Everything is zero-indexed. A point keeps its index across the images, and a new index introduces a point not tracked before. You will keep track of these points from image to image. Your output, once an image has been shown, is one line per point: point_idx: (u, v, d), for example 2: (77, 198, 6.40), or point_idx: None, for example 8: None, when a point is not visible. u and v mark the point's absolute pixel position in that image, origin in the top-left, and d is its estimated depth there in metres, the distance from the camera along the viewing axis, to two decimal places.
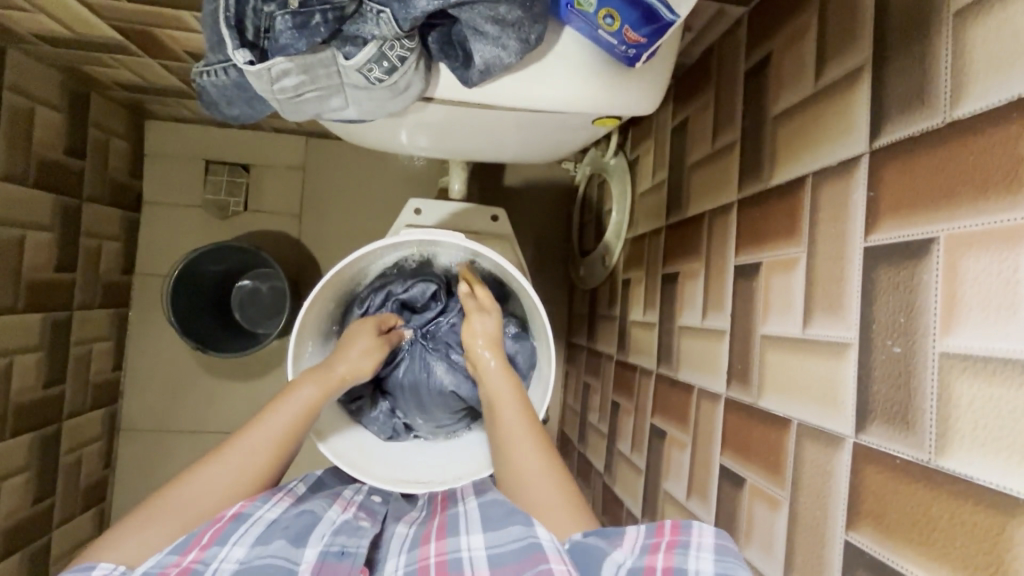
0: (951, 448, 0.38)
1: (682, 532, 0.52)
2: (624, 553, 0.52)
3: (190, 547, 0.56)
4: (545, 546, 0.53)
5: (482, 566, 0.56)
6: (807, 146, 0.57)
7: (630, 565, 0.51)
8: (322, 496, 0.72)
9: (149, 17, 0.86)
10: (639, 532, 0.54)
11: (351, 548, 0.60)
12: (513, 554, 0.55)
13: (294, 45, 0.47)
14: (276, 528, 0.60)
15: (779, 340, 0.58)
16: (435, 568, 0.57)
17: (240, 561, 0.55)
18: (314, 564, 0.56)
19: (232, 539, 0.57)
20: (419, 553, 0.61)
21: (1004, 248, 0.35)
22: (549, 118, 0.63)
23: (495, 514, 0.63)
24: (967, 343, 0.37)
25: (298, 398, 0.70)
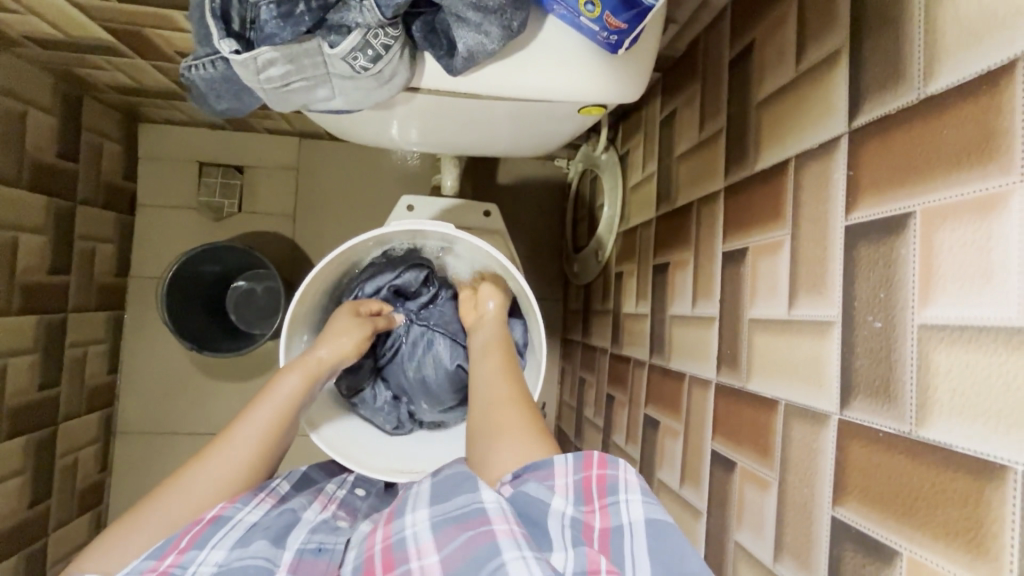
0: (930, 418, 0.38)
1: (609, 467, 0.52)
2: (563, 503, 0.50)
3: (168, 553, 0.54)
4: (486, 509, 0.50)
5: (426, 541, 0.50)
6: (790, 130, 0.58)
7: (572, 516, 0.49)
8: (304, 495, 0.71)
9: (139, 17, 0.86)
10: (568, 466, 0.53)
11: (329, 546, 0.59)
12: (455, 522, 0.50)
13: (279, 34, 0.48)
14: (256, 529, 0.59)
15: (766, 323, 0.59)
16: (380, 555, 0.52)
17: (218, 564, 0.54)
18: (292, 563, 0.55)
19: (211, 542, 0.56)
20: (368, 540, 0.56)
21: (977, 218, 0.36)
22: (535, 108, 0.63)
23: (444, 487, 0.57)
24: (944, 314, 0.38)
25: (284, 391, 0.72)
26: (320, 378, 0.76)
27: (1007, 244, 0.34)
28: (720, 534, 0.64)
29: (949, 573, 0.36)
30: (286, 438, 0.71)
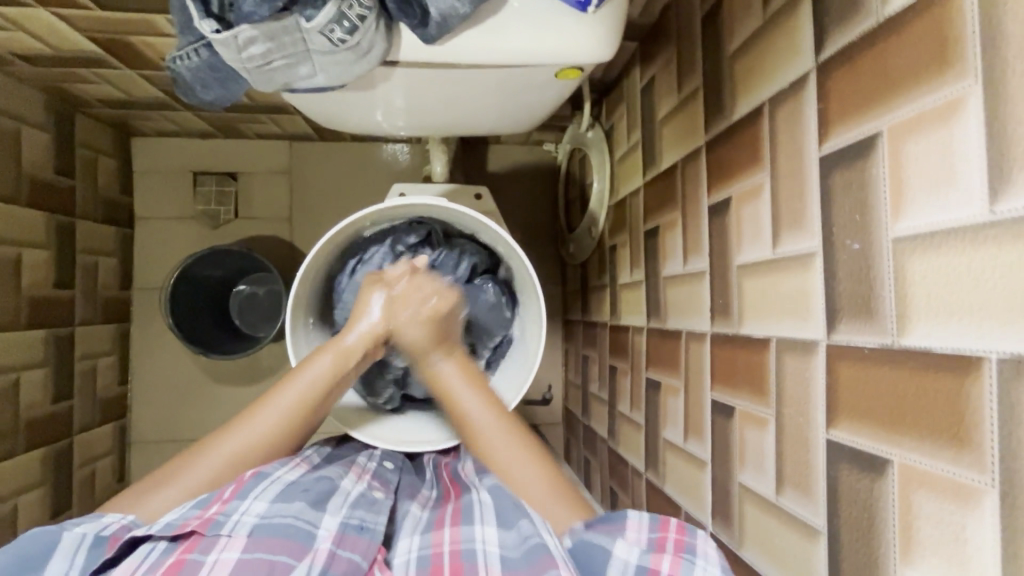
0: (910, 326, 0.39)
1: (687, 535, 0.52)
2: (626, 551, 0.51)
3: (212, 502, 0.57)
4: (550, 550, 0.52)
5: (497, 563, 0.54)
6: (762, 76, 0.59)
7: (636, 562, 0.50)
8: (340, 464, 0.73)
9: (123, 24, 0.88)
10: (642, 523, 0.54)
11: (370, 524, 0.60)
12: (524, 560, 0.52)
13: (257, 11, 0.50)
14: (295, 488, 0.62)
15: (753, 266, 0.60)
16: (449, 558, 0.56)
17: (260, 515, 0.56)
18: (335, 535, 0.56)
19: (253, 494, 0.58)
20: (433, 537, 0.61)
21: (938, 125, 0.37)
22: (513, 75, 0.65)
23: (505, 506, 0.61)
24: (915, 223, 0.39)
25: (305, 376, 0.71)
26: (344, 377, 0.73)
27: (968, 144, 0.35)
28: (725, 480, 0.65)
29: (935, 469, 0.37)
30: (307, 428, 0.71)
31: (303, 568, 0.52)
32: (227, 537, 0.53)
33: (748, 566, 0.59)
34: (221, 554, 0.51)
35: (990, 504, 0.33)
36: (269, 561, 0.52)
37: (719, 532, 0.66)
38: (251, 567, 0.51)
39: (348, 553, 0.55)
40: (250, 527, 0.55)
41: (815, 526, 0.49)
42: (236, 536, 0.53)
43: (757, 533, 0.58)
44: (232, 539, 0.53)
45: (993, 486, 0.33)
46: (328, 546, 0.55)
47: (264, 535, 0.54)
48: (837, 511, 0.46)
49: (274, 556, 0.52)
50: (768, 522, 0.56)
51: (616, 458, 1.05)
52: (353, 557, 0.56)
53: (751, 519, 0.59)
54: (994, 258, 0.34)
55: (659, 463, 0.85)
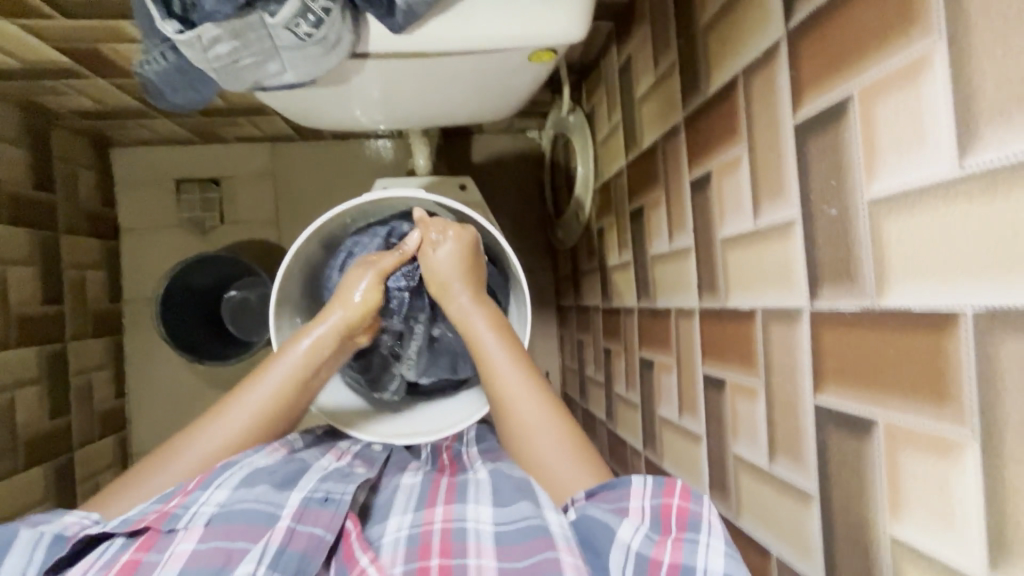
0: (888, 288, 0.40)
1: (691, 503, 0.50)
2: (630, 532, 0.50)
3: (174, 495, 0.58)
4: (552, 532, 0.52)
5: (488, 542, 0.54)
6: (735, 46, 0.59)
7: (637, 548, 0.48)
8: (319, 449, 0.74)
9: (90, 32, 0.87)
10: (646, 490, 0.52)
11: (337, 495, 0.59)
12: (519, 537, 0.53)
13: (219, 10, 0.49)
14: (261, 472, 0.61)
15: (736, 239, 0.60)
16: (438, 537, 0.56)
17: (220, 504, 0.57)
18: (296, 511, 0.56)
19: (214, 483, 0.59)
20: (425, 515, 0.60)
21: (906, 85, 0.37)
22: (486, 61, 0.64)
23: (504, 487, 0.62)
24: (889, 185, 0.39)
25: (286, 358, 0.71)
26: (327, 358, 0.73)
27: (936, 101, 0.35)
28: (720, 453, 0.65)
29: (918, 426, 0.38)
30: (292, 411, 0.71)
31: (258, 550, 0.52)
32: (184, 530, 0.54)
33: (746, 534, 0.60)
34: (176, 548, 0.52)
35: (972, 457, 0.34)
36: (227, 550, 0.52)
37: (717, 504, 0.66)
38: (205, 558, 0.51)
39: (309, 528, 0.55)
40: (208, 516, 0.55)
41: (807, 491, 0.50)
42: (192, 528, 0.54)
43: (753, 502, 0.59)
44: (188, 531, 0.54)
45: (974, 439, 0.34)
46: (288, 522, 0.55)
47: (221, 523, 0.55)
48: (828, 474, 0.47)
49: (232, 543, 0.53)
50: (763, 490, 0.57)
51: (615, 439, 1.06)
52: (316, 530, 0.56)
53: (746, 489, 0.60)
54: (965, 214, 0.34)
55: (657, 440, 0.85)
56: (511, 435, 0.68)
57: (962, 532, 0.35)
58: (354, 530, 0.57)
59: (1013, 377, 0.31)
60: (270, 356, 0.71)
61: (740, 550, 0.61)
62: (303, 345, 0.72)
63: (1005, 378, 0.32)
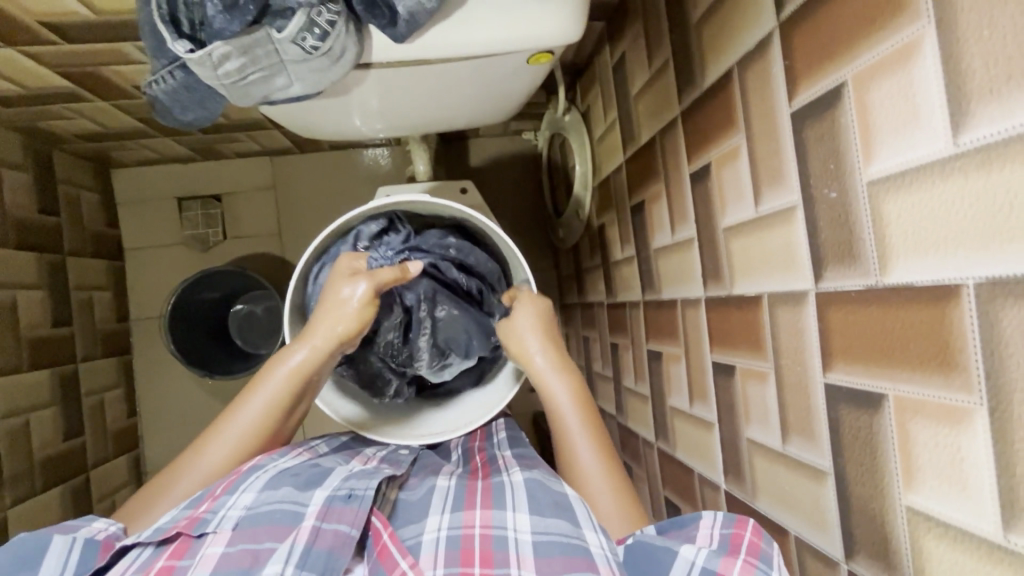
0: (891, 266, 0.41)
1: (762, 538, 0.51)
2: (694, 549, 0.51)
3: (203, 501, 0.59)
4: (592, 555, 0.52)
5: (528, 554, 0.53)
6: (728, 39, 0.60)
7: (703, 564, 0.49)
8: (343, 454, 0.74)
9: (92, 56, 0.88)
10: (717, 524, 0.54)
11: (359, 491, 0.59)
12: (558, 550, 0.53)
13: (228, 28, 0.51)
14: (284, 473, 0.63)
15: (739, 227, 0.61)
16: (478, 544, 0.55)
17: (247, 506, 0.58)
18: (320, 510, 0.56)
19: (241, 487, 0.60)
20: (463, 517, 0.59)
21: (898, 69, 0.39)
22: (485, 66, 0.66)
23: (543, 499, 0.59)
24: (887, 165, 0.41)
25: (284, 366, 0.70)
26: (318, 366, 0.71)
27: (927, 83, 0.37)
28: (733, 438, 0.66)
29: (926, 397, 0.39)
30: (288, 421, 0.71)
31: (284, 550, 0.53)
32: (213, 533, 0.55)
33: (763, 516, 0.61)
34: (206, 549, 0.53)
35: (981, 422, 0.35)
36: (253, 551, 0.53)
37: (733, 488, 0.68)
38: (234, 560, 0.52)
39: (333, 525, 0.55)
40: (236, 520, 0.56)
41: (821, 468, 0.51)
42: (221, 532, 0.55)
43: (769, 484, 0.60)
44: (217, 534, 0.55)
45: (982, 405, 0.35)
46: (313, 522, 0.55)
47: (249, 526, 0.55)
48: (841, 450, 0.48)
49: (258, 544, 0.54)
50: (778, 471, 0.58)
51: (627, 432, 1.07)
52: (341, 527, 0.56)
53: (761, 471, 0.61)
54: (962, 190, 0.35)
55: (669, 430, 0.86)
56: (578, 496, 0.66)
57: (975, 495, 0.36)
58: (385, 530, 0.57)
59: (1017, 344, 0.33)
60: (266, 364, 0.70)
61: None
62: (299, 354, 0.70)
63: (1009, 344, 0.33)
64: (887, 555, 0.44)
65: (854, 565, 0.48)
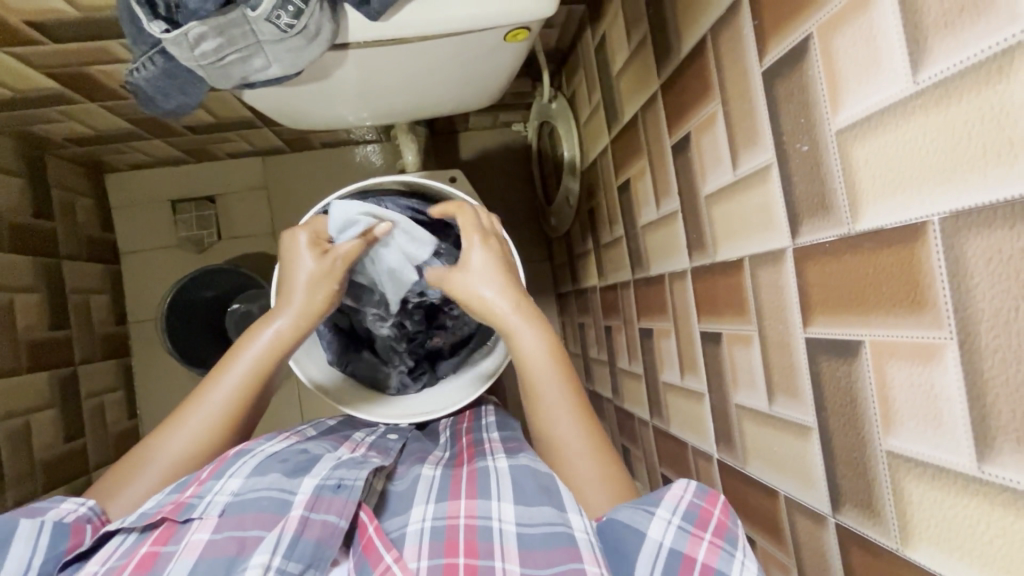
0: (862, 211, 0.41)
1: (731, 520, 0.52)
2: (662, 530, 0.51)
3: (189, 485, 0.58)
4: (577, 541, 0.52)
5: (513, 544, 0.53)
6: (702, 7, 0.61)
7: (671, 544, 0.51)
8: (331, 439, 0.71)
9: (77, 55, 0.89)
10: (693, 499, 0.53)
11: (349, 481, 0.58)
12: (541, 541, 0.53)
13: (202, 7, 0.54)
14: (273, 459, 0.62)
15: (719, 192, 0.62)
16: (464, 535, 0.54)
17: (234, 492, 0.57)
18: (309, 499, 0.56)
19: (229, 472, 0.59)
20: (448, 507, 0.58)
21: (859, 14, 0.39)
22: (463, 44, 0.67)
23: (527, 485, 0.59)
24: (853, 112, 0.41)
25: (256, 340, 0.68)
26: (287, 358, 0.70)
27: (886, 24, 0.37)
28: (723, 405, 0.66)
29: (901, 338, 0.39)
30: (249, 418, 0.68)
31: (272, 539, 0.52)
32: (199, 519, 0.55)
33: (755, 481, 0.61)
34: (191, 536, 0.53)
35: (952, 357, 0.36)
36: (240, 538, 0.53)
37: (724, 456, 0.67)
38: (220, 547, 0.52)
39: (321, 516, 0.55)
40: (223, 506, 0.56)
41: (806, 424, 0.51)
42: (207, 517, 0.55)
43: (758, 448, 0.60)
44: (203, 521, 0.54)
45: (951, 338, 0.35)
46: (301, 512, 0.54)
47: (236, 513, 0.55)
48: (824, 403, 0.48)
49: (245, 531, 0.54)
50: (766, 433, 0.58)
51: (623, 414, 1.07)
52: (329, 516, 0.55)
53: (750, 435, 0.61)
54: (924, 128, 0.36)
55: (663, 406, 0.86)
56: (534, 422, 0.66)
57: (949, 430, 0.37)
58: (371, 524, 0.56)
59: (981, 274, 0.33)
60: (238, 341, 0.69)
61: (750, 496, 0.63)
62: (258, 349, 0.68)
63: (973, 275, 0.34)
64: (871, 502, 0.44)
65: (841, 518, 0.48)
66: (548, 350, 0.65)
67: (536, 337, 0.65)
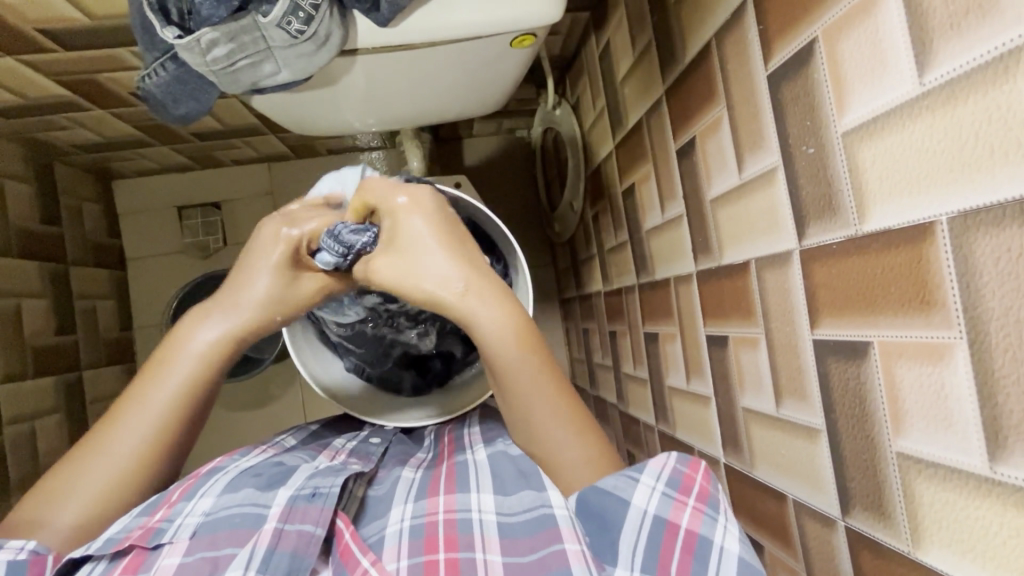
0: (869, 212, 0.42)
1: (713, 484, 0.51)
2: (647, 496, 0.50)
3: (158, 508, 0.56)
4: (557, 519, 0.52)
5: (494, 533, 0.54)
6: (707, 12, 0.61)
7: (655, 512, 0.50)
8: (311, 448, 0.70)
9: (89, 63, 0.90)
10: (674, 464, 0.52)
11: (324, 489, 0.56)
12: (525, 528, 0.54)
13: (215, 14, 0.55)
14: (246, 474, 0.61)
15: (724, 196, 0.62)
16: (444, 530, 0.54)
17: (205, 513, 0.56)
18: (283, 511, 0.54)
19: (199, 492, 0.58)
20: (427, 504, 0.57)
21: (866, 17, 0.39)
22: (470, 50, 0.67)
23: (504, 473, 0.61)
24: (860, 114, 0.41)
25: (187, 350, 0.63)
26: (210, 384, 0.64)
27: (891, 27, 0.38)
28: (730, 409, 0.66)
29: (909, 338, 0.39)
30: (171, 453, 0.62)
31: (245, 555, 0.51)
32: (170, 542, 0.53)
33: (763, 485, 0.61)
34: (161, 561, 0.51)
35: (962, 356, 0.36)
36: (213, 558, 0.51)
37: (732, 460, 0.67)
38: (192, 568, 0.50)
39: (297, 526, 0.53)
40: (194, 527, 0.54)
41: (814, 426, 0.51)
42: (178, 541, 0.53)
43: (766, 451, 0.59)
44: (174, 544, 0.52)
45: (961, 337, 0.35)
46: (275, 524, 0.53)
47: (208, 532, 0.53)
48: (832, 405, 0.48)
49: (218, 550, 0.52)
50: (774, 436, 0.57)
51: (628, 420, 1.07)
52: (304, 527, 0.53)
53: (758, 439, 0.61)
54: (930, 129, 0.36)
55: (668, 411, 0.86)
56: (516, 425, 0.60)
57: (960, 431, 0.36)
58: (346, 530, 0.55)
59: (991, 273, 0.33)
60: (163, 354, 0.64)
61: (759, 500, 0.62)
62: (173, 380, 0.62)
63: (983, 274, 0.34)
64: (881, 504, 0.44)
65: (851, 521, 0.48)
66: (515, 337, 0.57)
67: (498, 320, 0.56)
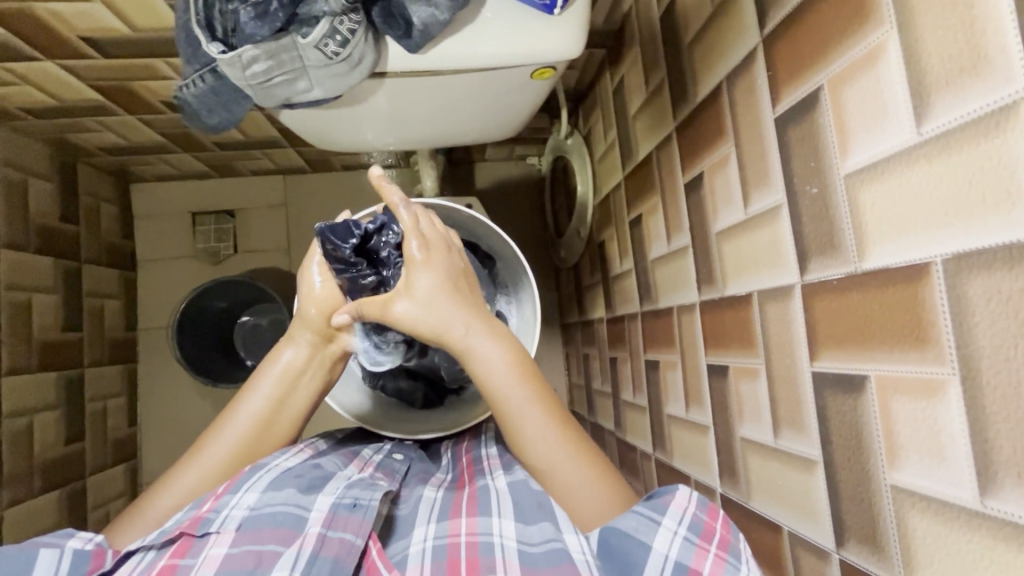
0: (868, 250, 0.44)
1: (732, 531, 0.52)
2: (668, 542, 0.51)
3: (206, 500, 0.57)
4: (575, 559, 0.51)
5: (515, 559, 0.52)
6: (718, 56, 0.65)
7: (677, 557, 0.50)
8: (341, 455, 0.70)
9: (124, 70, 0.94)
10: (695, 504, 0.54)
11: (365, 500, 0.57)
12: (543, 559, 0.51)
13: (258, 32, 0.58)
14: (288, 475, 0.60)
15: (729, 230, 0.64)
16: (470, 553, 0.53)
17: (250, 507, 0.55)
18: (325, 517, 0.54)
19: (244, 487, 0.57)
20: (450, 525, 0.57)
21: (869, 68, 0.42)
22: (492, 78, 0.71)
23: (526, 502, 0.58)
24: (861, 158, 0.44)
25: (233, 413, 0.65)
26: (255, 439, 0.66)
27: (891, 79, 0.40)
28: (728, 439, 0.67)
29: (904, 373, 0.41)
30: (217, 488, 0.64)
31: (291, 555, 0.51)
32: (217, 533, 0.53)
33: (758, 515, 0.61)
34: (210, 551, 0.51)
35: (954, 391, 0.37)
36: (257, 552, 0.51)
37: (728, 490, 0.67)
38: (238, 561, 0.50)
39: (339, 534, 0.53)
40: (240, 520, 0.54)
41: (811, 457, 0.52)
42: (224, 532, 0.53)
43: (763, 481, 0.60)
44: (221, 535, 0.52)
45: (954, 374, 0.37)
46: (319, 530, 0.53)
47: (252, 528, 0.53)
48: (829, 436, 0.49)
49: (262, 546, 0.52)
50: (771, 467, 0.58)
51: (625, 447, 1.07)
52: (346, 535, 0.53)
53: (755, 469, 0.61)
54: (925, 175, 0.38)
55: (666, 439, 0.87)
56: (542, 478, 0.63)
57: (952, 465, 0.38)
58: (375, 548, 0.55)
59: (982, 312, 0.35)
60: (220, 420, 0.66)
61: (753, 531, 0.62)
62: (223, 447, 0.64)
63: (975, 313, 0.36)
64: (874, 537, 0.45)
65: (845, 553, 0.48)
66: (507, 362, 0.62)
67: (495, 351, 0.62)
